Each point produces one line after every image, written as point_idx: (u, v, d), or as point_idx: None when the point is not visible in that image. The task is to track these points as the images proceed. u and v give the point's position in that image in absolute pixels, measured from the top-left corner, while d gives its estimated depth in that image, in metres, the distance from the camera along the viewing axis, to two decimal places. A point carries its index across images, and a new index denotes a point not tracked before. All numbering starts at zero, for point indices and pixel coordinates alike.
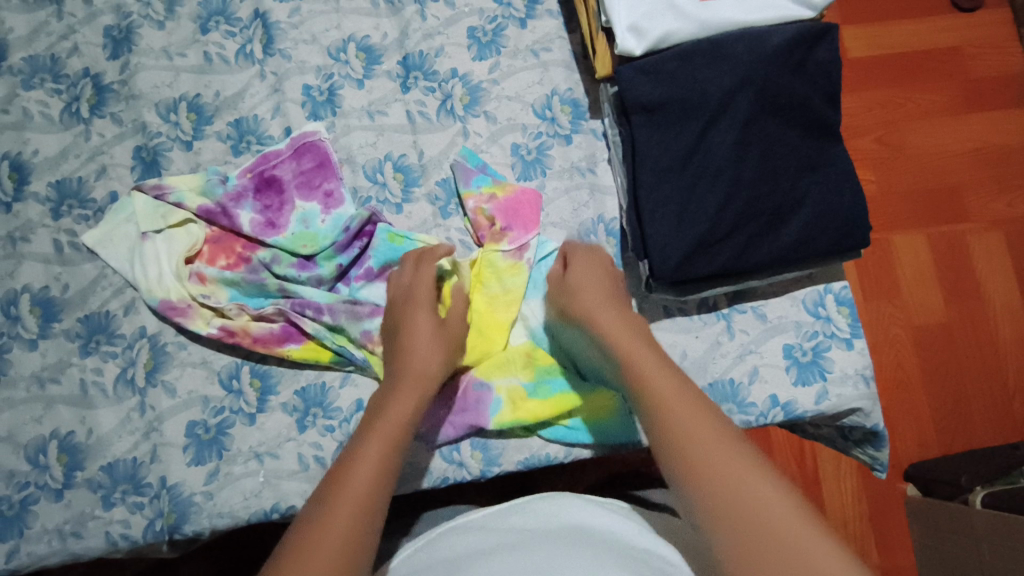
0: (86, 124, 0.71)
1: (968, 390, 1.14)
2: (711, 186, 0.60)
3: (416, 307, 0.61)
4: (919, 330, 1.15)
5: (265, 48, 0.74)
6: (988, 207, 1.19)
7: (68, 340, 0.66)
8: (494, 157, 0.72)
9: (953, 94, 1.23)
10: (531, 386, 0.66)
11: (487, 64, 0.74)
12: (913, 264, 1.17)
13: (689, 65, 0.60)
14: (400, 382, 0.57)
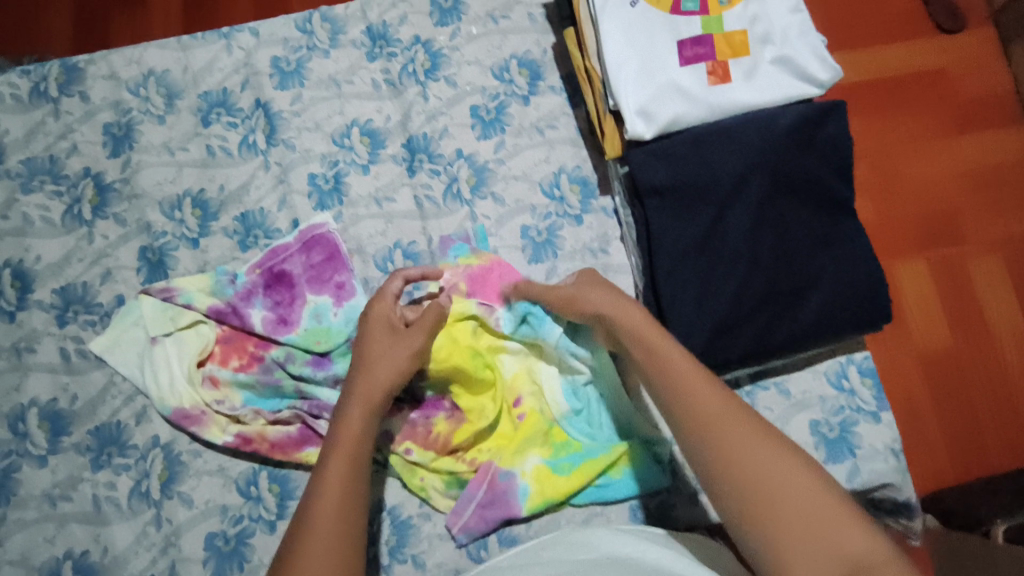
0: (89, 227, 0.70)
1: (981, 419, 0.89)
2: (729, 269, 0.59)
3: (367, 337, 0.58)
4: (924, 361, 0.90)
5: (268, 138, 0.73)
6: (986, 226, 0.94)
7: (79, 454, 0.64)
8: (503, 239, 0.71)
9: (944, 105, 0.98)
10: (553, 463, 0.64)
11: (492, 143, 0.73)
12: (911, 292, 0.93)
13: (703, 148, 0.59)
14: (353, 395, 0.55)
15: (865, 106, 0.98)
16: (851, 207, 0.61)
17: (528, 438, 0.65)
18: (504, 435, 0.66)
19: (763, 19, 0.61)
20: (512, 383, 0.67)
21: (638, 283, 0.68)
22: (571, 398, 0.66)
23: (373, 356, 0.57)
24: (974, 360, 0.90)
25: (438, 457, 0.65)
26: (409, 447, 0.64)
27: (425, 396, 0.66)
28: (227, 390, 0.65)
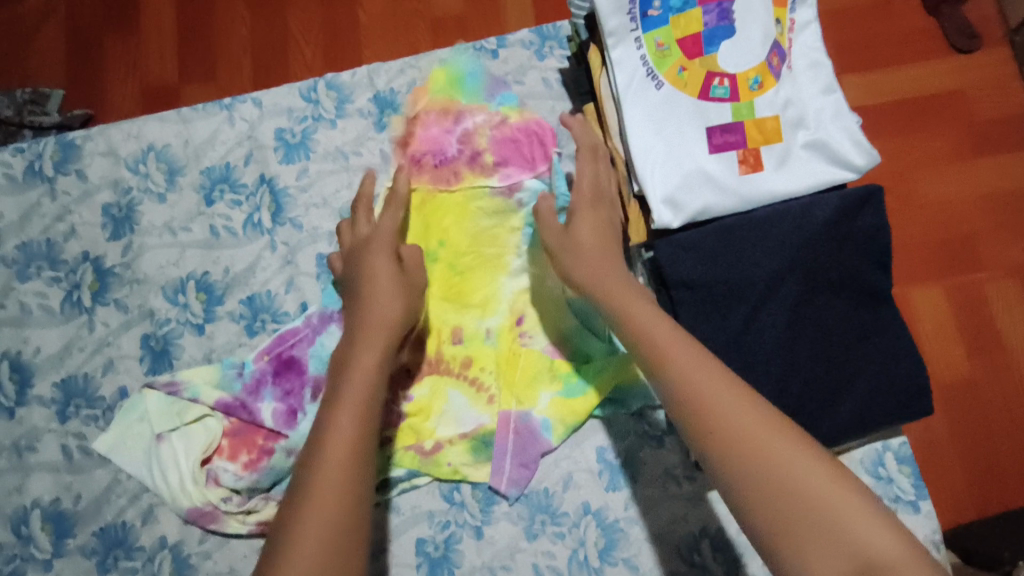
0: (89, 314, 0.67)
1: (1001, 451, 0.84)
2: (766, 366, 0.57)
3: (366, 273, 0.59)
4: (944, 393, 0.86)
5: (274, 216, 0.70)
6: (1008, 254, 0.90)
7: (84, 558, 0.62)
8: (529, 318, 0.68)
9: (960, 132, 0.93)
10: (564, 389, 0.65)
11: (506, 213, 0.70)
12: (934, 326, 0.88)
13: (733, 243, 0.58)
14: (360, 336, 0.55)
15: (884, 128, 0.94)
16: (886, 297, 0.60)
17: (540, 367, 0.66)
18: (507, 354, 0.67)
19: (797, 103, 0.60)
20: (515, 301, 0.68)
21: None
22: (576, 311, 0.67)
23: (374, 290, 0.58)
24: (996, 394, 0.86)
25: (430, 416, 0.66)
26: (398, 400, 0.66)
27: None
28: (235, 489, 0.62)
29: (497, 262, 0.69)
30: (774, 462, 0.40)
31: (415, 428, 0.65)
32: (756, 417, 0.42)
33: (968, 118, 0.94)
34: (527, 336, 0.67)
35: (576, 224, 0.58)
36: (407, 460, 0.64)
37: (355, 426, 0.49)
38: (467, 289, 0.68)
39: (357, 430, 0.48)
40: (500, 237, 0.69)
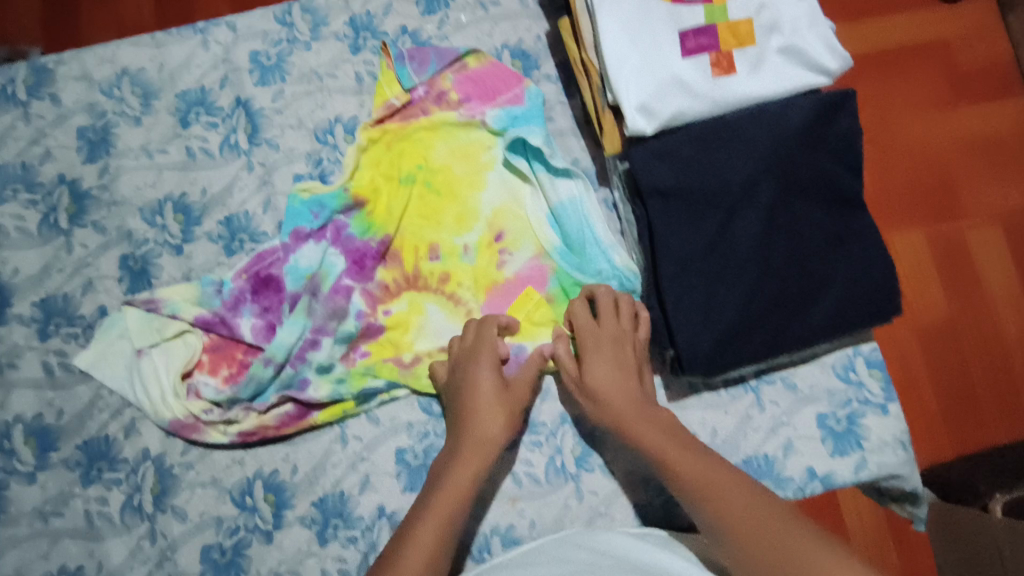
0: (67, 236, 0.67)
1: (974, 382, 0.93)
2: (737, 271, 0.56)
3: (474, 383, 0.60)
4: (926, 332, 0.94)
5: (251, 138, 0.70)
6: (986, 198, 0.98)
7: (68, 469, 0.63)
8: (509, 231, 0.68)
9: (943, 79, 1.01)
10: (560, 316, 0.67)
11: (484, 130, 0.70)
12: (911, 266, 0.96)
13: (707, 148, 0.57)
14: (460, 451, 0.59)
15: (874, 75, 1.00)
16: (861, 201, 0.59)
17: (519, 285, 0.67)
18: (485, 270, 0.68)
19: (771, 7, 0.59)
20: (493, 217, 0.69)
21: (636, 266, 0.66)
22: (555, 228, 0.68)
23: (474, 408, 0.60)
24: (970, 332, 0.94)
25: (409, 330, 0.66)
26: (377, 315, 0.66)
27: (364, 238, 0.67)
28: (216, 401, 0.63)
29: (473, 180, 0.70)
30: (804, 566, 0.44)
31: (394, 341, 0.66)
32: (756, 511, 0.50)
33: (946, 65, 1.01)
34: (505, 253, 0.68)
35: (592, 364, 0.61)
36: (385, 371, 0.65)
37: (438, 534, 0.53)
38: (444, 208, 0.69)
39: (435, 546, 0.53)
40: (475, 156, 0.70)
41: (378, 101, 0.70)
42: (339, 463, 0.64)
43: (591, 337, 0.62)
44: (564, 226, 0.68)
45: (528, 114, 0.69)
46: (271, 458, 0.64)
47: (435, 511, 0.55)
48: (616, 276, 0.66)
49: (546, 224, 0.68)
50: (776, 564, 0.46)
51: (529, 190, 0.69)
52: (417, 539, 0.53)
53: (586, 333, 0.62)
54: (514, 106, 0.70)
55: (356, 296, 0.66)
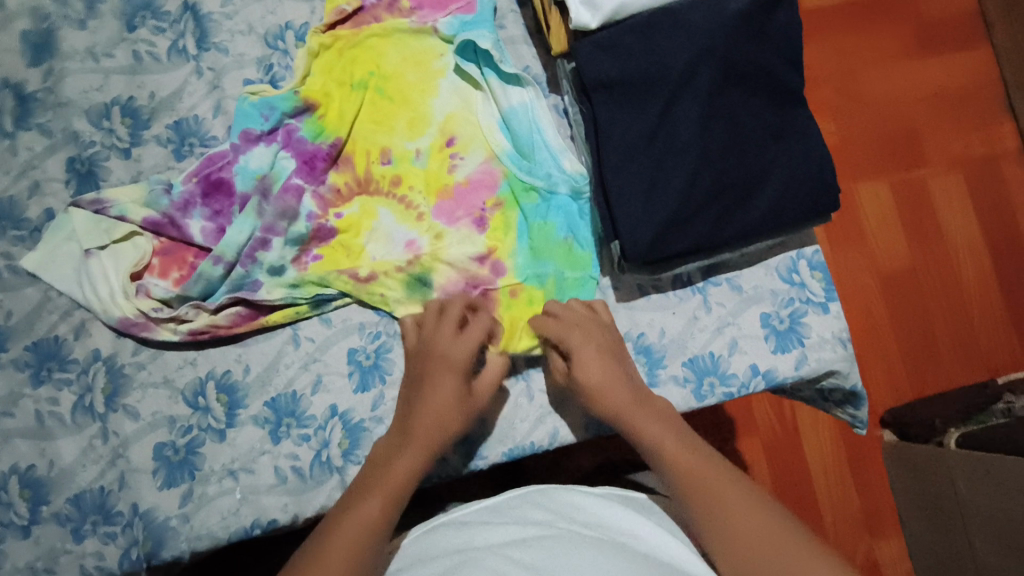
0: (11, 139, 0.66)
1: (932, 313, 1.26)
2: (676, 161, 0.59)
3: (433, 381, 0.60)
4: (888, 279, 1.26)
5: (199, 43, 0.69)
6: (944, 150, 1.31)
7: (17, 371, 0.62)
8: (464, 139, 0.68)
9: (907, 39, 1.33)
10: (524, 254, 0.66)
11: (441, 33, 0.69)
12: (878, 210, 1.28)
13: (647, 38, 0.59)
14: (412, 435, 0.58)
15: (839, 31, 1.32)
16: (798, 95, 0.61)
17: (470, 189, 0.67)
18: (436, 173, 0.67)
19: None
20: (445, 123, 0.68)
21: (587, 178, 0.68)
22: (506, 136, 0.68)
23: (436, 409, 0.59)
24: (931, 270, 1.27)
25: (360, 232, 0.67)
26: (328, 218, 0.67)
27: (320, 143, 0.67)
28: (166, 301, 0.64)
29: (425, 85, 0.69)
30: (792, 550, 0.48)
31: (346, 244, 0.67)
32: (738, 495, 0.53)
33: (918, 24, 1.34)
34: (457, 158, 0.68)
35: (579, 366, 0.60)
36: (341, 283, 0.65)
37: (382, 505, 0.54)
38: (396, 114, 0.68)
39: (376, 515, 0.53)
40: (427, 63, 0.69)
41: (329, 7, 0.69)
42: (291, 363, 0.65)
43: (576, 341, 0.61)
44: (514, 130, 0.68)
45: (478, 19, 0.68)
46: (223, 358, 0.65)
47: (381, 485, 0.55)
48: (567, 181, 0.66)
49: (498, 133, 0.68)
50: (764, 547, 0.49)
51: (482, 96, 0.69)
52: (363, 507, 0.53)
53: (572, 339, 0.61)
54: (465, 14, 0.69)
55: (307, 198, 0.67)
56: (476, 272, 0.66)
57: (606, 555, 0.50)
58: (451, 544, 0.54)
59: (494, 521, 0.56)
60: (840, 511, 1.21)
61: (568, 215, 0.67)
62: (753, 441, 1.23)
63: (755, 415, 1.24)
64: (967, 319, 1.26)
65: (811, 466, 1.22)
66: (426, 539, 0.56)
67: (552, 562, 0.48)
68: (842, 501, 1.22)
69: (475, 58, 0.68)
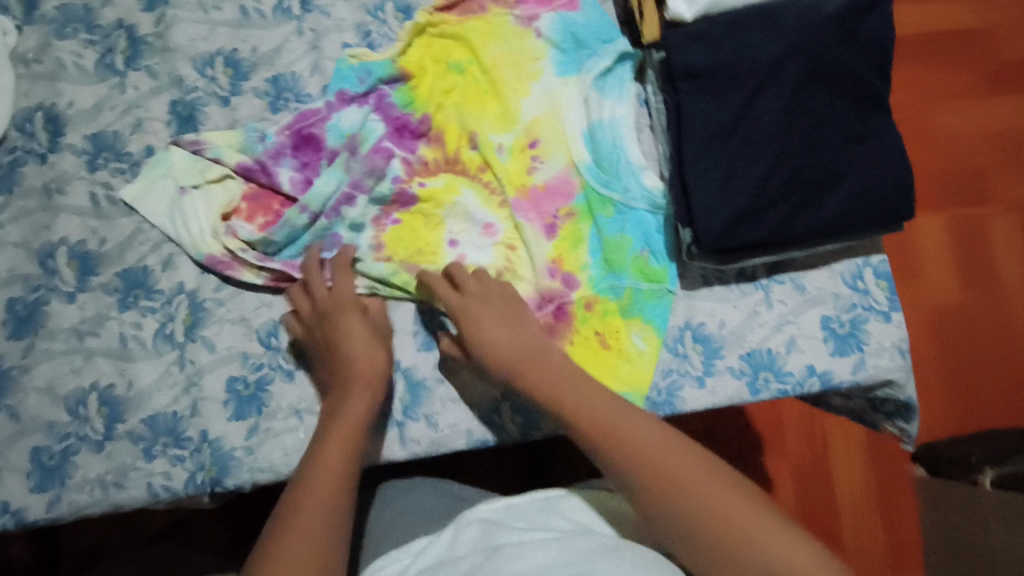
0: (121, 77, 0.70)
1: (977, 352, 1.25)
2: (755, 153, 0.61)
3: (342, 335, 0.62)
4: (935, 314, 1.25)
5: (303, 4, 0.72)
6: (1004, 191, 1.30)
7: (105, 294, 0.66)
8: (550, 137, 0.70)
9: (976, 75, 1.33)
10: (597, 274, 0.68)
11: (543, 26, 0.72)
12: (932, 244, 1.27)
13: (739, 32, 0.61)
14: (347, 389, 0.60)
15: (909, 61, 1.32)
16: (884, 103, 0.62)
17: (547, 193, 0.69)
18: (517, 172, 0.70)
19: None
20: (531, 125, 0.70)
21: (663, 173, 0.70)
22: (589, 146, 0.70)
23: (351, 349, 0.62)
24: (980, 309, 1.26)
25: (441, 204, 0.69)
26: (412, 184, 0.69)
27: (411, 117, 0.71)
28: (250, 243, 0.66)
29: (518, 85, 0.71)
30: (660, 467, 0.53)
31: (425, 213, 0.69)
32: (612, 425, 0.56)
33: (989, 62, 1.34)
34: (538, 161, 0.70)
35: (492, 344, 0.61)
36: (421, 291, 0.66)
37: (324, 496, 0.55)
38: (488, 108, 0.71)
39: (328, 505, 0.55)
40: (524, 63, 0.71)
41: None
42: None
43: (479, 320, 0.62)
44: (597, 143, 0.70)
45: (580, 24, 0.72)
46: None
47: (325, 482, 0.56)
48: (644, 198, 0.69)
49: (582, 144, 0.70)
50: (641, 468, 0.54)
51: (573, 100, 0.71)
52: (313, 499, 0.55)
53: (478, 318, 0.62)
54: (568, 12, 0.73)
55: (395, 162, 0.69)
56: (549, 285, 0.67)
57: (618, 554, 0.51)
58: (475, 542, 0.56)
59: (517, 524, 0.58)
60: (863, 548, 1.20)
61: (644, 228, 0.69)
62: (783, 458, 1.22)
63: (789, 441, 1.23)
64: (1011, 359, 1.25)
65: (839, 494, 1.22)
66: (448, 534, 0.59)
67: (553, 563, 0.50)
68: (865, 525, 1.21)
69: (574, 66, 0.72)
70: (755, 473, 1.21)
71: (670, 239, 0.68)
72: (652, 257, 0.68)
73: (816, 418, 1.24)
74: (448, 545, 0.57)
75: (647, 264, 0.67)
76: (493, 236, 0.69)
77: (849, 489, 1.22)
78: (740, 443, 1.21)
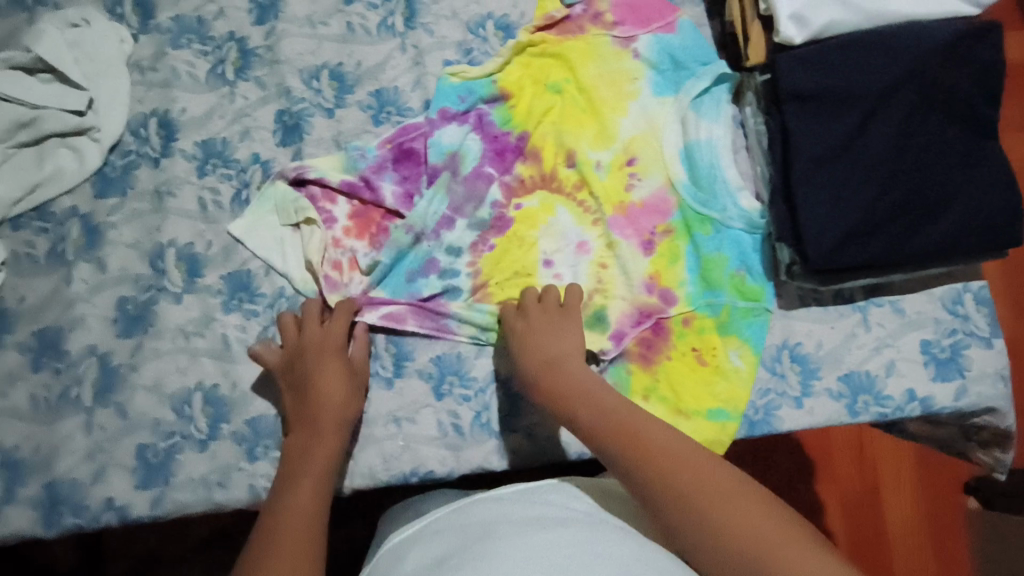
0: (231, 87, 0.72)
1: None
2: (864, 176, 0.61)
3: (319, 374, 0.62)
4: None
5: (407, 21, 0.74)
6: None
7: (211, 296, 0.67)
8: (647, 156, 0.71)
9: None
10: (696, 291, 0.68)
11: (641, 47, 0.73)
12: None
13: (850, 56, 0.62)
14: (318, 428, 0.60)
15: None
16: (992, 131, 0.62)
17: (644, 210, 0.70)
18: (615, 189, 0.71)
19: None
20: (629, 143, 0.72)
21: (760, 194, 0.70)
22: (685, 165, 0.71)
23: (326, 392, 0.61)
24: None
25: (535, 225, 0.70)
26: (510, 208, 0.70)
27: (511, 134, 0.72)
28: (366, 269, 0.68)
29: (616, 104, 0.72)
30: (655, 454, 0.51)
31: (520, 235, 0.70)
32: (608, 411, 0.55)
33: None
34: (635, 178, 0.71)
35: (535, 356, 0.61)
36: None
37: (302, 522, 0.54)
38: (586, 126, 0.72)
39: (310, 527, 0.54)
40: (622, 84, 0.73)
41: (539, 14, 0.74)
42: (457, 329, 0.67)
43: (535, 333, 0.62)
44: (694, 163, 0.71)
45: (679, 47, 0.73)
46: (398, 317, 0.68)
47: (295, 516, 0.54)
48: (741, 218, 0.69)
49: (678, 163, 0.71)
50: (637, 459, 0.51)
51: (671, 120, 0.71)
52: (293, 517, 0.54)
53: (534, 335, 0.62)
54: (666, 34, 0.74)
55: (494, 187, 0.70)
56: (646, 300, 0.68)
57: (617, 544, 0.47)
58: (474, 522, 0.52)
59: (518, 506, 0.54)
60: None
61: (741, 247, 0.69)
62: (835, 488, 1.20)
63: (839, 468, 1.21)
64: None
65: (890, 522, 1.19)
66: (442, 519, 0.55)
67: (541, 543, 0.46)
68: (915, 555, 1.18)
69: (671, 87, 0.73)
70: (805, 499, 1.19)
71: (766, 257, 0.69)
72: (748, 275, 0.68)
73: (866, 446, 1.21)
74: (450, 526, 0.53)
75: (745, 282, 0.68)
76: (587, 253, 0.70)
77: (900, 518, 1.19)
78: (791, 470, 1.19)
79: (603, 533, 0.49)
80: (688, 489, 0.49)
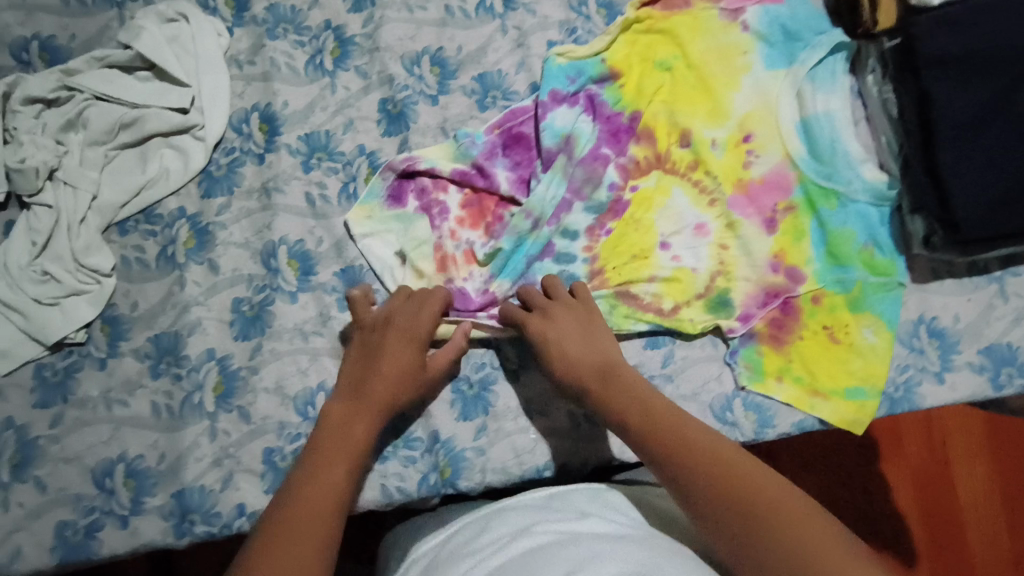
0: (331, 77, 0.69)
1: None
2: (1017, 139, 0.58)
3: (385, 346, 0.59)
4: None
5: (506, 3, 0.72)
6: None
7: (327, 294, 0.65)
8: (764, 133, 0.69)
9: None
10: (820, 267, 0.66)
11: (752, 18, 0.71)
12: None
13: (995, 18, 0.59)
14: (360, 405, 0.57)
15: None
16: None
17: (765, 187, 0.68)
18: (732, 167, 0.68)
19: None
20: (745, 118, 0.69)
21: (888, 166, 0.68)
22: (802, 139, 0.69)
23: (385, 369, 0.58)
24: None
25: (652, 208, 0.68)
26: (626, 190, 0.68)
27: (621, 114, 0.69)
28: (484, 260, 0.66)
29: (729, 80, 0.70)
30: (703, 450, 0.48)
31: (636, 218, 0.67)
32: (652, 406, 0.53)
33: None
34: (753, 155, 0.69)
35: (565, 357, 0.58)
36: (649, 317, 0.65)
37: (313, 510, 0.49)
38: (698, 103, 0.70)
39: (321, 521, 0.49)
40: (732, 58, 0.70)
41: None
42: None
43: (559, 335, 0.59)
44: (813, 136, 0.69)
45: (789, 17, 0.71)
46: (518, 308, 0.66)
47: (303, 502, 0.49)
48: (867, 191, 0.67)
49: (796, 138, 0.69)
50: (682, 453, 0.48)
51: (788, 94, 0.69)
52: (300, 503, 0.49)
53: (556, 335, 0.59)
54: (774, 5, 0.71)
55: (610, 168, 0.68)
56: (772, 280, 0.66)
57: (665, 563, 0.43)
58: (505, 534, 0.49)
59: (555, 513, 0.51)
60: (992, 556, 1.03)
61: (868, 221, 0.67)
62: (900, 471, 1.04)
63: (904, 441, 1.06)
64: None
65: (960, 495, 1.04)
66: (465, 532, 0.52)
67: (586, 555, 0.43)
68: (989, 530, 1.04)
69: (786, 58, 0.70)
70: (868, 480, 1.03)
71: (898, 231, 0.67)
72: (878, 250, 0.66)
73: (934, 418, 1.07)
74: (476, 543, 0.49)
75: (875, 256, 0.66)
76: (706, 236, 0.67)
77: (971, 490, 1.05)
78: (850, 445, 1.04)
79: (648, 547, 0.45)
80: (738, 483, 0.45)
